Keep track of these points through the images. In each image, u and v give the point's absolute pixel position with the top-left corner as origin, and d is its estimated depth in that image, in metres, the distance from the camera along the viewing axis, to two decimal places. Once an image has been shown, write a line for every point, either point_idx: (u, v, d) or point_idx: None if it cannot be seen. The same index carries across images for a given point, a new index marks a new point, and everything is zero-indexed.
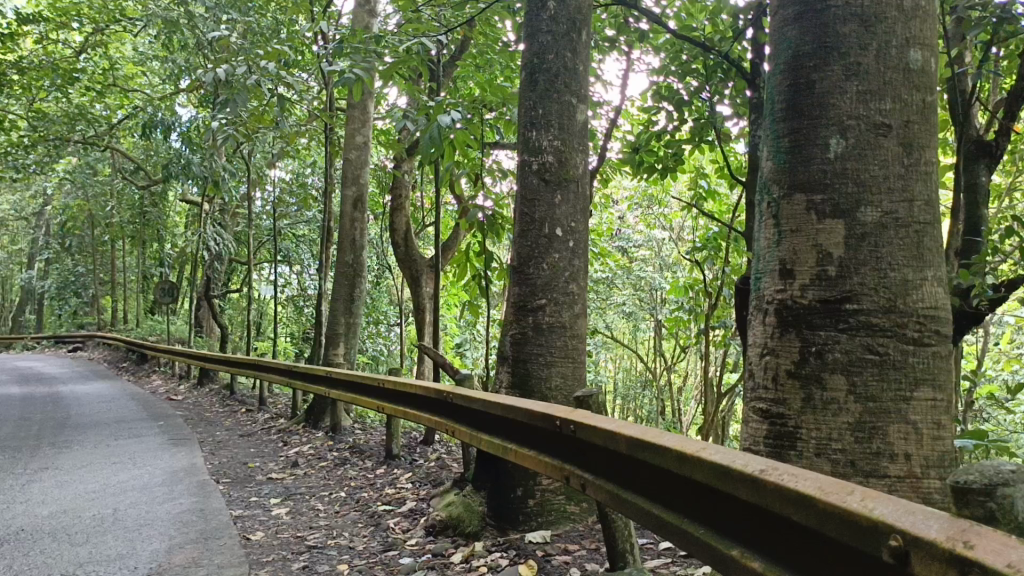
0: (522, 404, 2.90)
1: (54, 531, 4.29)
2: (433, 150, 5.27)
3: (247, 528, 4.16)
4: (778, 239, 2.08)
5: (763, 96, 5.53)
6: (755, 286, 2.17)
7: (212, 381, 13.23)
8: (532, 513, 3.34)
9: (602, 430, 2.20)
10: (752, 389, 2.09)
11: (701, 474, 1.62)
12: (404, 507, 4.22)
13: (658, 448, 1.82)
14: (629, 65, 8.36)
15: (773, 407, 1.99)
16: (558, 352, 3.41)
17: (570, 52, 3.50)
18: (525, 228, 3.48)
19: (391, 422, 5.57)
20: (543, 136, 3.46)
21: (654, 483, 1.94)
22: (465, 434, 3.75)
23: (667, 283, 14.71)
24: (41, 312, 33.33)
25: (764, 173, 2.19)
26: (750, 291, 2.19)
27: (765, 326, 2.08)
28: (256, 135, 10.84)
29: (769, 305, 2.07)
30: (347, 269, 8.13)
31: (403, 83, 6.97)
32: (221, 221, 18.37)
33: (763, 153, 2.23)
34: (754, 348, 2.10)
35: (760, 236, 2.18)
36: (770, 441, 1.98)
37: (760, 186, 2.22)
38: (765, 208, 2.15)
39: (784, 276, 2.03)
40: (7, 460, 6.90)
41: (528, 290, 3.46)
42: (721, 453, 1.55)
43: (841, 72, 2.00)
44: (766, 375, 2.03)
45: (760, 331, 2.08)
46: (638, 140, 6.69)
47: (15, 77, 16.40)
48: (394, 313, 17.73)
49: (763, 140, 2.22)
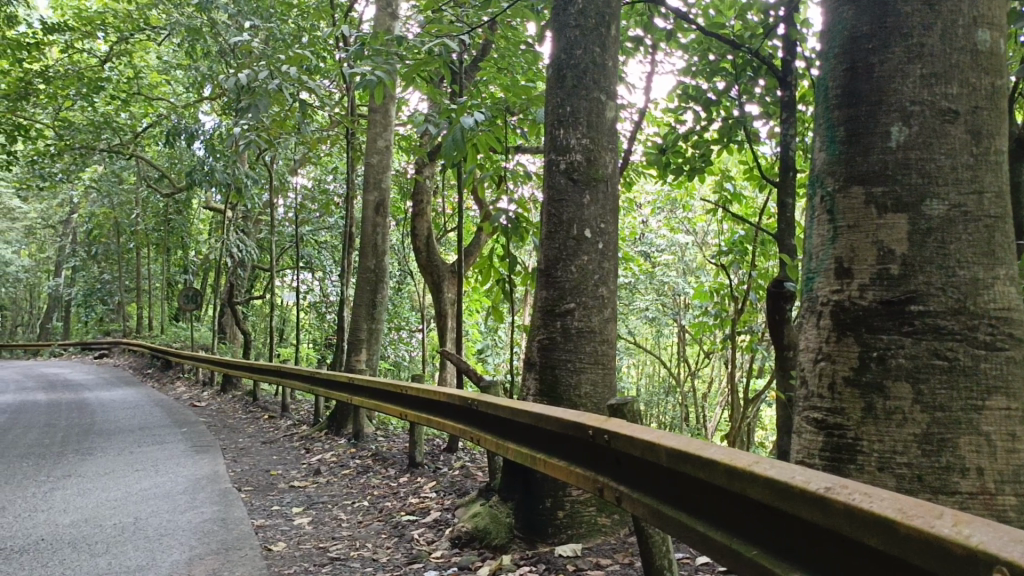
0: (551, 412, 2.77)
1: (75, 540, 4.21)
2: (455, 153, 5.18)
3: (269, 539, 4.07)
4: (833, 236, 1.96)
5: (795, 94, 5.38)
6: (807, 287, 2.06)
7: (236, 388, 13.22)
8: (562, 525, 3.20)
9: (638, 440, 2.07)
10: (805, 397, 1.98)
11: (757, 491, 1.49)
12: (429, 518, 4.10)
13: (704, 461, 1.69)
14: (654, 66, 8.22)
15: (829, 418, 1.87)
16: (588, 358, 3.28)
17: (599, 48, 3.37)
18: (552, 230, 3.36)
19: (415, 429, 5.46)
20: (571, 134, 3.33)
21: (697, 499, 1.80)
22: (491, 443, 3.63)
23: (692, 288, 14.51)
24: (67, 320, 33.67)
25: (817, 166, 2.07)
26: (801, 292, 2.08)
27: (819, 329, 1.96)
28: (278, 142, 10.82)
29: (824, 307, 1.95)
30: (369, 275, 8.06)
31: (426, 85, 6.88)
32: (244, 228, 18.43)
33: (814, 144, 2.11)
34: (807, 353, 1.99)
35: (813, 234, 2.06)
36: (826, 454, 1.86)
37: (813, 179, 2.10)
38: (819, 203, 2.04)
39: (840, 275, 1.91)
40: (31, 467, 6.87)
41: (556, 295, 3.34)
42: (779, 468, 1.43)
43: (902, 55, 1.88)
44: (820, 384, 1.91)
45: (814, 334, 1.97)
46: (664, 141, 6.55)
47: (42, 86, 16.55)
48: (416, 319, 17.68)
49: (816, 131, 2.10)
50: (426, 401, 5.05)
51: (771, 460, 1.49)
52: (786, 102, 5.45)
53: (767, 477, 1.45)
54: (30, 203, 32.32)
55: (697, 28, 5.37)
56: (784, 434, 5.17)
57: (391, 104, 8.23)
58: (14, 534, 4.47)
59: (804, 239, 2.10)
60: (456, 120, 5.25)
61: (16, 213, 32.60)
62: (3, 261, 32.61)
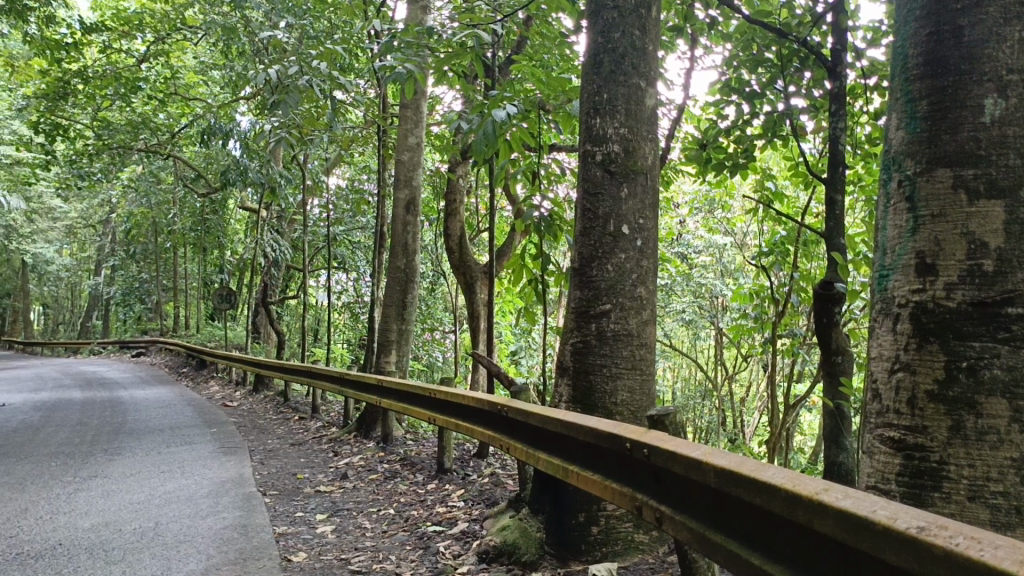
0: (586, 422, 2.57)
1: (92, 546, 4.09)
2: (486, 147, 5.00)
3: (289, 548, 3.90)
4: (913, 228, 1.83)
5: (846, 85, 5.10)
6: (881, 286, 1.92)
7: (268, 388, 13.17)
8: (597, 542, 2.99)
9: (684, 455, 1.85)
10: (879, 413, 1.85)
11: (826, 525, 1.27)
12: (456, 529, 3.91)
13: (759, 485, 1.48)
14: (693, 60, 7.97)
15: (909, 437, 1.74)
16: (625, 363, 3.06)
17: (639, 31, 3.16)
18: (588, 226, 3.14)
19: (443, 434, 5.27)
20: (607, 123, 3.12)
21: (752, 525, 1.58)
22: (522, 451, 3.42)
23: (730, 290, 14.17)
24: (108, 318, 34.19)
25: (893, 146, 1.95)
26: (874, 292, 1.95)
27: (897, 335, 1.82)
28: (311, 140, 10.75)
29: (902, 308, 1.82)
30: (399, 274, 7.90)
31: (458, 81, 6.72)
32: (279, 228, 18.47)
33: (889, 121, 1.99)
34: (882, 362, 1.86)
35: (888, 224, 1.92)
36: (906, 478, 1.73)
37: (888, 162, 1.97)
38: (897, 188, 1.90)
39: (922, 272, 1.77)
40: (59, 467, 6.82)
41: (590, 295, 3.12)
42: (853, 501, 1.23)
43: (997, 16, 1.77)
44: (898, 399, 1.79)
45: (891, 341, 1.83)
46: (705, 136, 6.29)
47: (81, 87, 16.75)
48: (450, 320, 17.55)
49: (893, 106, 1.98)
50: (456, 405, 4.87)
51: (842, 488, 1.27)
52: (836, 93, 5.17)
53: (838, 509, 1.24)
54: (72, 203, 32.85)
55: (741, 15, 5.12)
56: (832, 444, 4.89)
57: (422, 99, 8.06)
58: (33, 538, 4.37)
59: (876, 233, 1.96)
60: (488, 114, 5.07)
61: (57, 213, 33.16)
62: (45, 260, 33.19)
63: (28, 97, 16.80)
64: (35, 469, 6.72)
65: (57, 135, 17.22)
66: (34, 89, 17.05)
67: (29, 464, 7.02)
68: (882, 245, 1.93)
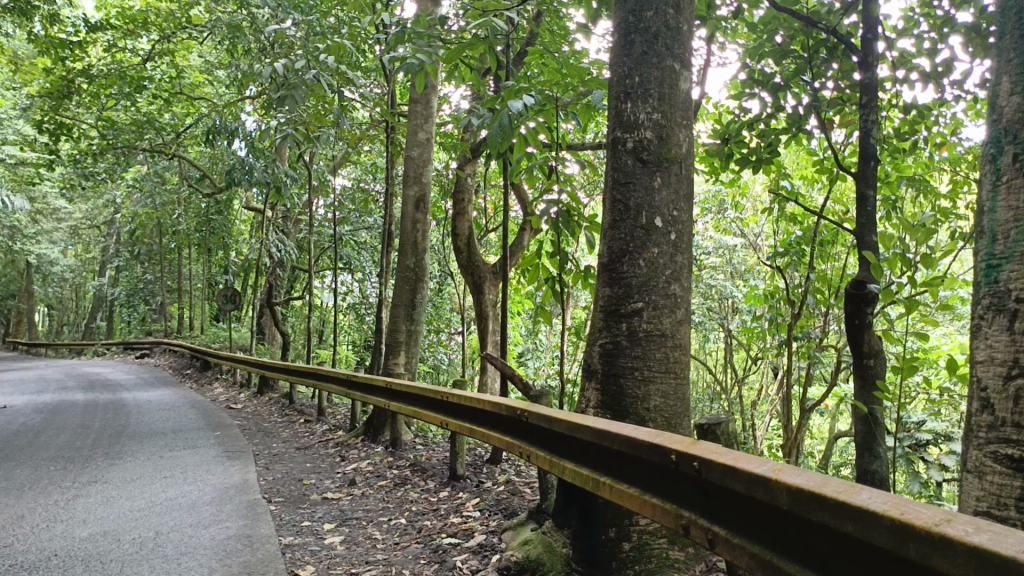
0: (622, 431, 2.35)
1: (88, 557, 3.88)
2: (502, 140, 4.79)
3: (296, 562, 3.68)
4: None
5: (877, 75, 4.93)
6: (988, 279, 1.94)
7: (273, 390, 12.96)
8: (627, 560, 2.75)
9: (745, 472, 1.63)
10: (991, 431, 1.86)
11: (951, 564, 1.05)
12: (472, 542, 3.69)
13: (853, 511, 1.26)
14: (710, 54, 7.77)
15: None
16: (658, 366, 2.84)
17: (673, 9, 2.95)
18: (619, 218, 2.93)
19: (456, 439, 5.06)
20: (639, 108, 2.91)
21: (835, 556, 1.37)
22: (544, 460, 3.20)
23: (741, 292, 13.95)
24: (112, 319, 34.03)
25: (1004, 119, 1.96)
26: (979, 285, 1.97)
27: (1015, 336, 1.84)
28: (317, 137, 10.55)
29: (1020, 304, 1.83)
30: (408, 274, 7.69)
31: (471, 75, 6.52)
32: (284, 228, 18.28)
33: (994, 100, 2.02)
34: (996, 366, 1.87)
35: (999, 206, 1.94)
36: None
37: (996, 139, 1.99)
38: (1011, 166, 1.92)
39: None
40: (58, 472, 6.62)
41: (620, 293, 2.91)
42: (991, 536, 1.01)
43: None
44: (1016, 411, 1.80)
45: (1009, 341, 1.84)
46: (725, 130, 6.06)
47: (85, 85, 16.60)
48: (457, 321, 17.32)
49: (1000, 82, 2.00)
50: (469, 409, 4.65)
51: (972, 520, 1.06)
52: (868, 84, 4.99)
53: (970, 544, 1.02)
54: (76, 204, 32.75)
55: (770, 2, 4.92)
56: (864, 452, 4.66)
57: (432, 94, 7.82)
58: (26, 548, 4.15)
59: (984, 215, 1.98)
60: (503, 105, 4.87)
61: (61, 213, 33.04)
62: (50, 261, 33.06)
63: (32, 96, 16.65)
64: (32, 474, 6.51)
65: (62, 134, 17.06)
66: (38, 88, 16.90)
67: (27, 468, 6.81)
68: (992, 230, 1.95)
